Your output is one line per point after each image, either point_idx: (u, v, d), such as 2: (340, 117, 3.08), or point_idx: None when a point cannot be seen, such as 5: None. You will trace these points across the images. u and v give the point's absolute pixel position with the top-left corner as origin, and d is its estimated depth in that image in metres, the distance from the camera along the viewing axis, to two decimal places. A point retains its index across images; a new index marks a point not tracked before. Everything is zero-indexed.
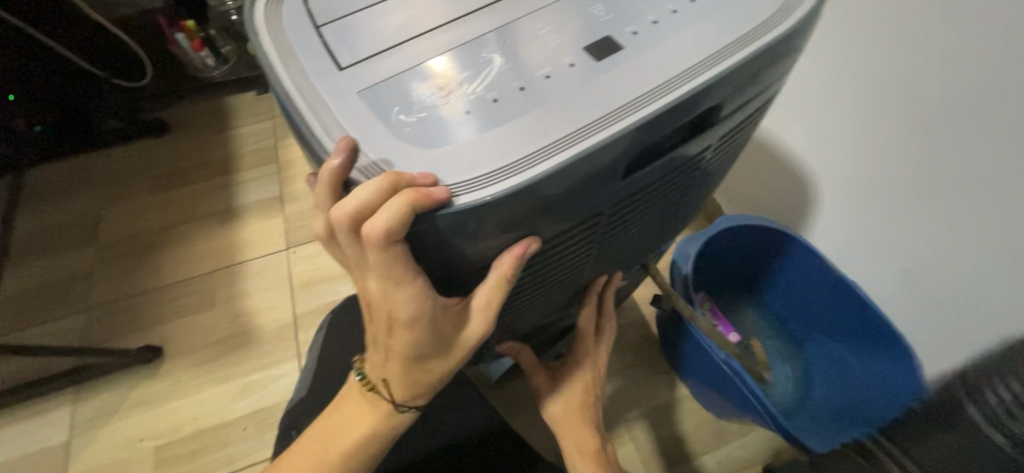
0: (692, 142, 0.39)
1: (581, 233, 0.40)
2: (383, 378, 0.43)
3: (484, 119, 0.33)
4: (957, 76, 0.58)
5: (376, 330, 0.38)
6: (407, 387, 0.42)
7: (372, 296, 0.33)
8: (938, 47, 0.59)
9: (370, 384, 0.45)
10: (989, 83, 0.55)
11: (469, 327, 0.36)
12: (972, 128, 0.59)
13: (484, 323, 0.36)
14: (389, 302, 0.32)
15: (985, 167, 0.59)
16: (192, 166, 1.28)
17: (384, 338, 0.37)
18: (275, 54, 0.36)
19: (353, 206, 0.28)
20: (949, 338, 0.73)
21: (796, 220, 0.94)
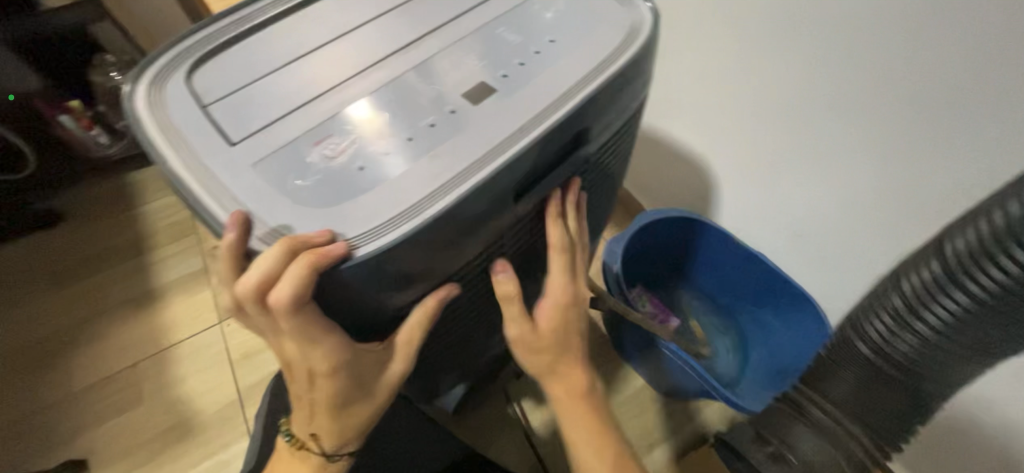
0: (575, 158, 0.44)
1: (491, 255, 0.44)
2: (312, 433, 0.44)
3: (375, 173, 0.36)
4: (803, 62, 0.69)
5: (298, 386, 0.39)
6: (337, 436, 0.44)
7: (290, 357, 0.35)
8: (786, 41, 0.69)
9: (299, 442, 0.46)
10: (825, 65, 0.67)
11: (395, 365, 0.39)
12: (822, 102, 0.70)
13: (404, 359, 0.39)
14: (308, 359, 0.34)
15: (835, 135, 0.71)
16: (97, 253, 1.18)
17: (309, 392, 0.39)
18: (159, 139, 0.36)
19: (255, 278, 0.30)
20: (841, 286, 0.85)
21: (703, 205, 1.04)
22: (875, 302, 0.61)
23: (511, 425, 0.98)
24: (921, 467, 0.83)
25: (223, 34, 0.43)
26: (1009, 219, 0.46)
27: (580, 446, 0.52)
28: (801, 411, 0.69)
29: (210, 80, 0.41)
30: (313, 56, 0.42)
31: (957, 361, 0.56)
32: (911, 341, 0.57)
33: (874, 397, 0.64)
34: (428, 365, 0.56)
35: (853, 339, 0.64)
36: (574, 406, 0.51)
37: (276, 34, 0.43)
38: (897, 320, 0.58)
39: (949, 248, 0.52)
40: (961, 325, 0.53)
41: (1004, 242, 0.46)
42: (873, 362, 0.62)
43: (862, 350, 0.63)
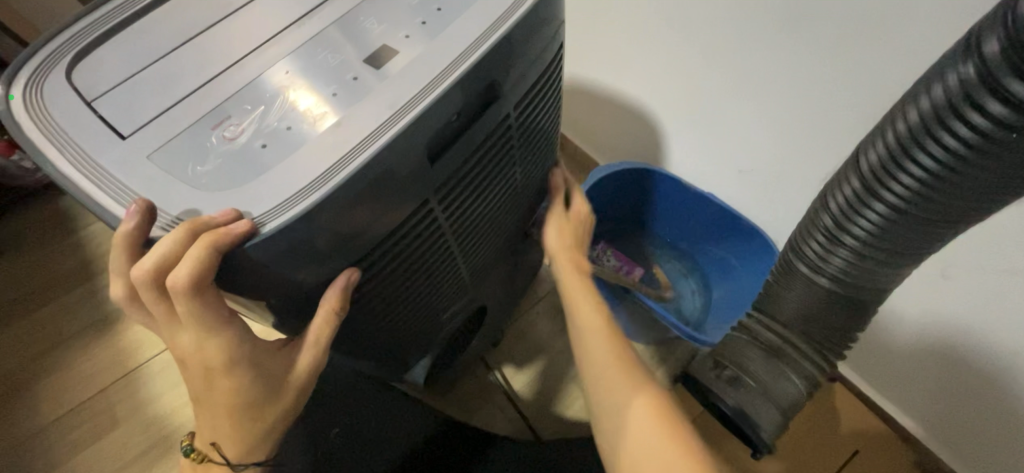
0: (489, 113, 0.44)
1: (421, 223, 0.44)
2: (213, 440, 0.44)
3: (280, 150, 0.36)
4: None
5: (196, 388, 0.40)
6: (237, 444, 0.44)
7: (183, 353, 0.37)
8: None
9: (200, 455, 0.47)
10: None
11: (301, 363, 0.41)
12: (748, 32, 0.70)
13: (315, 355, 0.41)
14: (203, 355, 0.36)
15: (764, 65, 0.72)
16: (44, 284, 1.11)
17: (206, 394, 0.39)
18: (45, 142, 0.35)
19: (150, 264, 0.32)
20: (786, 215, 0.88)
21: (655, 156, 1.05)
22: (809, 224, 0.64)
23: (492, 392, 1.00)
24: (873, 371, 0.90)
25: (104, 22, 0.40)
26: (910, 124, 0.47)
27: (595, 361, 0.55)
28: (755, 338, 0.72)
29: (93, 75, 0.38)
30: (204, 38, 0.40)
31: (882, 268, 0.59)
32: (844, 255, 0.60)
33: (816, 314, 0.68)
34: (382, 345, 0.56)
35: (796, 263, 0.67)
36: (591, 318, 0.57)
37: (161, 18, 0.41)
38: (829, 238, 0.61)
39: (863, 162, 0.54)
40: (884, 234, 0.55)
41: (907, 148, 0.48)
42: (815, 280, 0.65)
43: (803, 272, 0.66)
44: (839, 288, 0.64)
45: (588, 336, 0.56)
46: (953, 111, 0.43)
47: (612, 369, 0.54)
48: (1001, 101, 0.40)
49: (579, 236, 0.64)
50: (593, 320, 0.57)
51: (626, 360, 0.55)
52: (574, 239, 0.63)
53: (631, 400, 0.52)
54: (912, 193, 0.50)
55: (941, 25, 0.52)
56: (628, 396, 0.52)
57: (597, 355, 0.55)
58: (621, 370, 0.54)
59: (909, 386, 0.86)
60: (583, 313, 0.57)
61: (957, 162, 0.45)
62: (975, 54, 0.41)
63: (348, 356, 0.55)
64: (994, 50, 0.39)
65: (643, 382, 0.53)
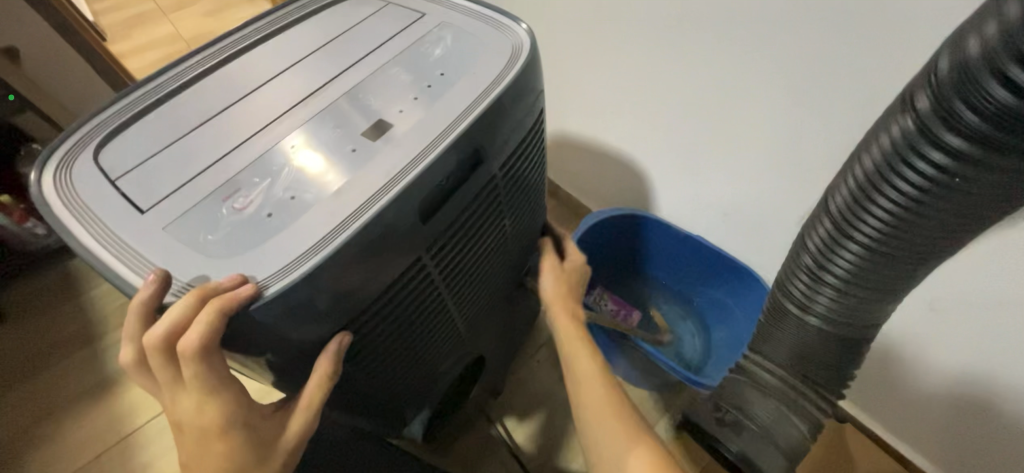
0: (476, 175, 0.47)
1: (415, 278, 0.47)
2: None
3: (284, 217, 0.39)
4: (693, 55, 0.76)
5: (189, 455, 0.40)
6: None
7: (183, 417, 0.38)
8: (676, 42, 0.77)
9: None
10: (712, 58, 0.74)
11: (292, 427, 0.42)
12: (717, 89, 0.76)
13: (305, 420, 0.42)
14: (202, 417, 0.37)
15: (736, 116, 0.77)
16: (46, 348, 1.12)
17: (199, 460, 0.39)
18: (71, 219, 0.38)
19: (164, 328, 0.34)
20: (773, 254, 0.90)
21: (644, 201, 1.09)
22: (792, 264, 0.66)
23: (494, 447, 0.98)
24: (878, 410, 0.88)
25: (133, 108, 0.45)
26: (868, 171, 0.51)
27: (597, 423, 0.55)
28: (753, 380, 0.72)
29: (118, 156, 0.42)
30: (219, 119, 0.45)
31: (866, 304, 0.61)
32: (828, 293, 0.62)
33: (809, 353, 0.68)
34: (379, 400, 0.57)
35: (784, 303, 0.69)
36: (589, 379, 0.58)
37: (182, 104, 0.46)
38: (812, 277, 0.63)
39: (832, 205, 0.57)
40: (861, 272, 0.57)
41: (868, 191, 0.51)
42: (806, 319, 0.66)
43: (792, 311, 0.68)
44: (828, 327, 0.65)
45: (586, 388, 0.58)
46: (901, 159, 0.47)
47: (613, 428, 0.54)
48: (940, 150, 0.44)
49: (575, 286, 0.66)
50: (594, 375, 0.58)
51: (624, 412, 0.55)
52: (570, 289, 0.65)
53: (626, 452, 0.52)
54: (880, 233, 0.52)
55: (884, 80, 0.58)
56: (624, 448, 0.52)
57: (597, 411, 0.56)
58: (618, 423, 0.55)
59: (915, 425, 0.84)
60: (581, 366, 0.59)
61: (913, 204, 0.48)
62: (910, 109, 0.46)
63: (344, 413, 0.56)
64: (924, 106, 0.44)
65: (638, 434, 0.54)
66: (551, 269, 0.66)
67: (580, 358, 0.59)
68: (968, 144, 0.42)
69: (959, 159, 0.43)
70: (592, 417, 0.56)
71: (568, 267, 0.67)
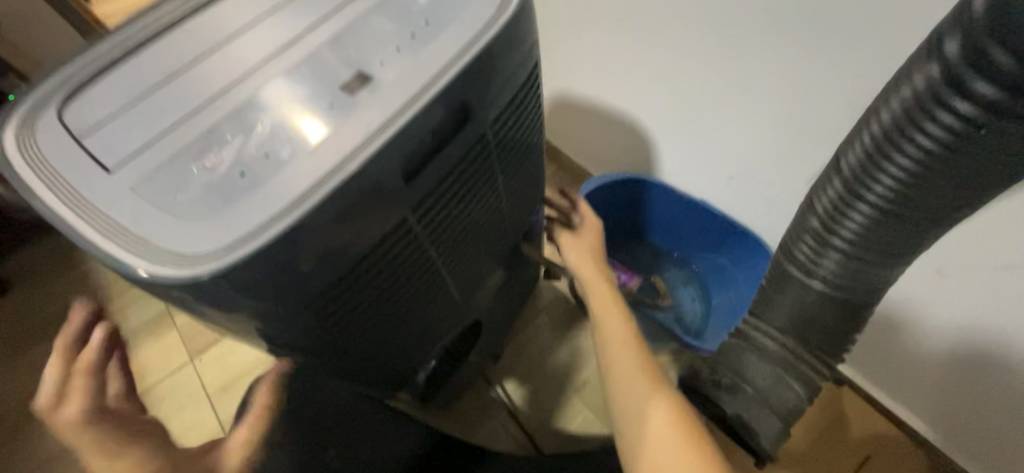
0: (463, 131, 0.44)
1: (401, 240, 0.45)
2: None
3: (258, 176, 0.37)
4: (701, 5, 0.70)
5: None
6: None
7: None
8: None
9: None
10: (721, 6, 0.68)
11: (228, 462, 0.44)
12: (726, 41, 0.71)
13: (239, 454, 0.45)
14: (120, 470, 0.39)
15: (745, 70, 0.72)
16: (52, 314, 1.13)
17: None
18: (35, 179, 0.36)
19: (52, 387, 0.39)
20: (778, 218, 0.88)
21: (646, 164, 1.05)
22: (797, 227, 0.64)
23: (493, 408, 1.00)
24: (878, 374, 0.88)
25: (93, 61, 0.42)
26: (886, 126, 0.47)
27: (621, 376, 0.58)
28: (751, 344, 0.71)
29: (82, 113, 0.40)
30: (188, 72, 0.42)
31: (875, 268, 0.59)
32: (834, 257, 0.60)
33: (810, 318, 0.67)
34: (374, 362, 0.57)
35: (786, 266, 0.67)
36: (617, 337, 0.60)
37: (147, 55, 0.42)
38: (818, 240, 0.61)
39: (843, 164, 0.54)
40: (870, 234, 0.55)
41: (884, 148, 0.48)
42: (809, 283, 0.65)
43: (795, 274, 0.66)
44: (833, 290, 0.63)
45: (612, 340, 0.60)
46: (923, 111, 0.43)
47: (638, 380, 0.56)
48: (966, 100, 0.40)
49: (596, 250, 0.68)
50: (620, 331, 0.61)
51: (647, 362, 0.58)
52: (588, 249, 0.67)
53: (648, 399, 0.55)
54: (895, 193, 0.50)
55: (906, 26, 0.53)
56: (645, 393, 0.55)
57: (622, 364, 0.58)
58: (639, 368, 0.57)
59: (914, 388, 0.84)
60: (609, 323, 0.61)
61: (933, 161, 0.45)
62: (937, 56, 0.42)
63: (338, 375, 0.56)
64: (953, 52, 0.40)
65: (658, 380, 0.56)
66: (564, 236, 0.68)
67: (608, 317, 0.62)
68: (999, 93, 0.38)
69: (988, 109, 0.40)
70: (617, 370, 0.58)
71: (582, 231, 0.68)
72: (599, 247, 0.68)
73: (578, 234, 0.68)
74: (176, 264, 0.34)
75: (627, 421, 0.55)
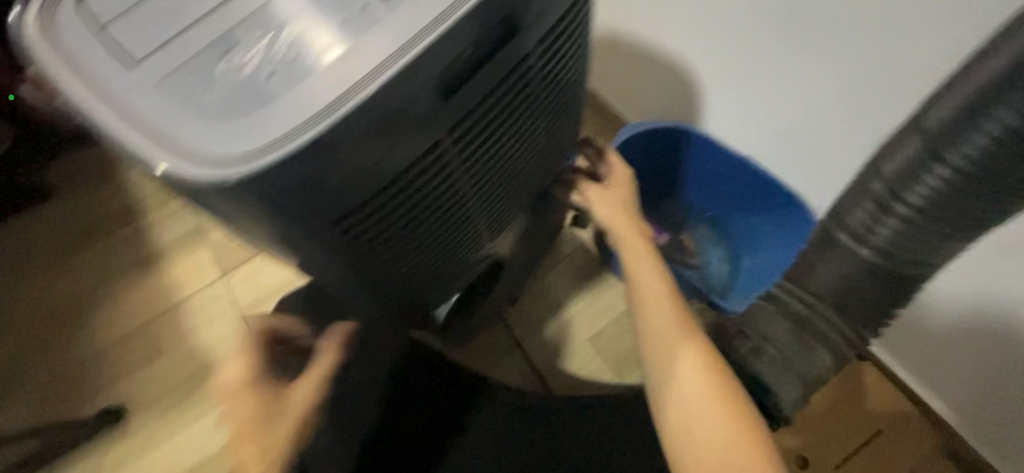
0: (507, 48, 0.40)
1: (434, 165, 0.43)
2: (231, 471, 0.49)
3: (286, 79, 0.34)
4: None
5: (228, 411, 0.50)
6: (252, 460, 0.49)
7: None
8: None
9: None
10: None
11: (298, 395, 0.52)
12: None
13: (306, 390, 0.52)
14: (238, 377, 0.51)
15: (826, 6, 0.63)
16: (91, 223, 1.18)
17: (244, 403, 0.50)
18: (59, 66, 0.34)
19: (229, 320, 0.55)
20: (828, 182, 0.81)
21: (690, 114, 0.98)
22: (856, 190, 0.59)
23: (508, 348, 1.02)
24: (904, 352, 0.86)
25: None
26: (940, 123, 0.49)
27: (652, 330, 0.57)
28: (783, 309, 0.68)
29: None
30: None
31: (934, 240, 0.56)
32: (894, 223, 0.56)
33: (853, 287, 0.63)
34: (398, 289, 0.57)
35: (835, 231, 0.62)
36: (651, 290, 0.59)
37: None
38: (879, 206, 0.56)
39: (926, 123, 0.51)
40: (940, 203, 0.52)
41: (982, 104, 0.46)
42: (857, 250, 0.61)
43: (843, 240, 0.62)
44: (883, 259, 0.59)
45: (645, 293, 0.59)
46: (983, 107, 0.46)
47: (669, 335, 0.56)
48: None
49: (625, 199, 0.65)
50: (654, 285, 0.59)
51: (681, 315, 0.57)
52: (617, 197, 0.64)
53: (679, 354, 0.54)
54: (945, 186, 0.51)
55: None
56: (676, 348, 0.55)
57: (654, 318, 0.57)
58: (672, 323, 0.56)
59: (941, 369, 0.82)
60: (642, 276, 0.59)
61: (989, 155, 0.47)
62: (986, 64, 0.46)
63: (360, 298, 0.56)
64: (1007, 60, 0.44)
65: (691, 336, 0.55)
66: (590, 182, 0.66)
67: (642, 269, 0.60)
68: None
69: None
70: (648, 324, 0.57)
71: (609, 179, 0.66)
72: (629, 197, 0.65)
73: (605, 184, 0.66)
74: (208, 167, 0.33)
75: (656, 373, 0.55)
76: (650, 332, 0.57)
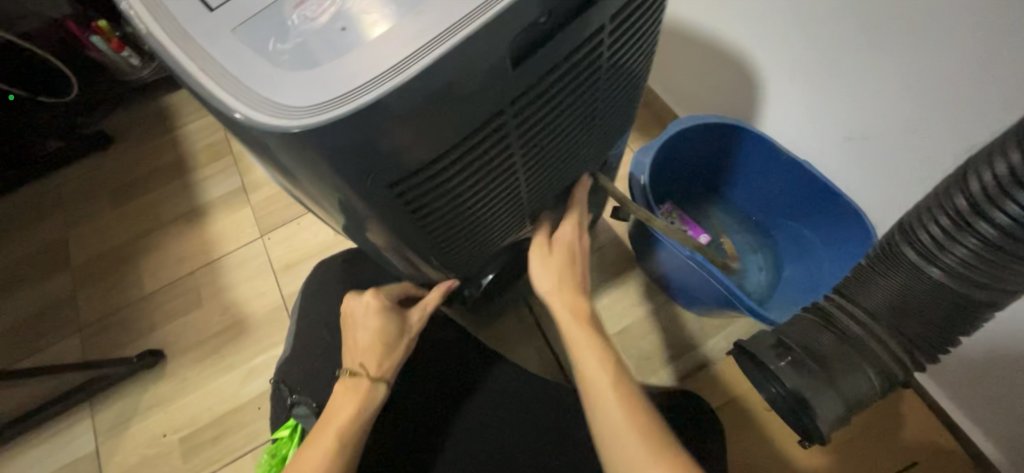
0: (580, 20, 0.38)
1: (490, 138, 0.42)
2: (357, 368, 0.63)
3: (356, 34, 0.34)
4: None
5: (362, 326, 0.64)
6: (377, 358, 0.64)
7: None
8: None
9: (349, 373, 0.64)
10: None
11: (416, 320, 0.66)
12: None
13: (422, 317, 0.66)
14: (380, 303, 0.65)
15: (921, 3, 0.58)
16: (146, 174, 1.24)
17: (379, 320, 0.64)
18: (142, 6, 0.35)
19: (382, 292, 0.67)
20: (893, 195, 0.76)
21: (747, 112, 0.93)
22: (933, 204, 0.55)
23: (533, 335, 1.01)
24: (956, 382, 0.80)
25: None
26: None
27: (614, 437, 0.55)
28: (831, 323, 0.65)
29: None
30: None
31: (1015, 268, 0.50)
32: (972, 244, 0.51)
33: (913, 307, 0.59)
34: (439, 263, 0.57)
35: (902, 246, 0.59)
36: (604, 387, 0.57)
37: None
38: (958, 222, 0.52)
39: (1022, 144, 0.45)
40: None
41: None
42: (925, 270, 0.56)
43: (910, 257, 0.58)
44: (953, 283, 0.55)
45: (600, 404, 0.57)
46: None
47: (632, 444, 0.53)
48: None
49: (572, 273, 0.62)
50: (605, 382, 0.58)
51: (643, 427, 0.55)
52: (563, 272, 0.62)
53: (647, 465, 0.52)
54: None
55: None
56: (641, 460, 0.53)
57: (614, 424, 0.55)
58: (632, 429, 0.54)
59: (994, 406, 0.76)
60: (592, 373, 0.58)
61: None
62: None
63: (402, 266, 0.57)
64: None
65: (655, 445, 0.53)
66: (539, 252, 0.62)
67: (593, 364, 0.59)
68: None
69: None
70: (607, 428, 0.56)
71: (556, 248, 0.62)
72: (579, 270, 0.63)
73: (551, 250, 0.62)
74: (273, 114, 0.32)
75: None
76: (614, 452, 0.54)
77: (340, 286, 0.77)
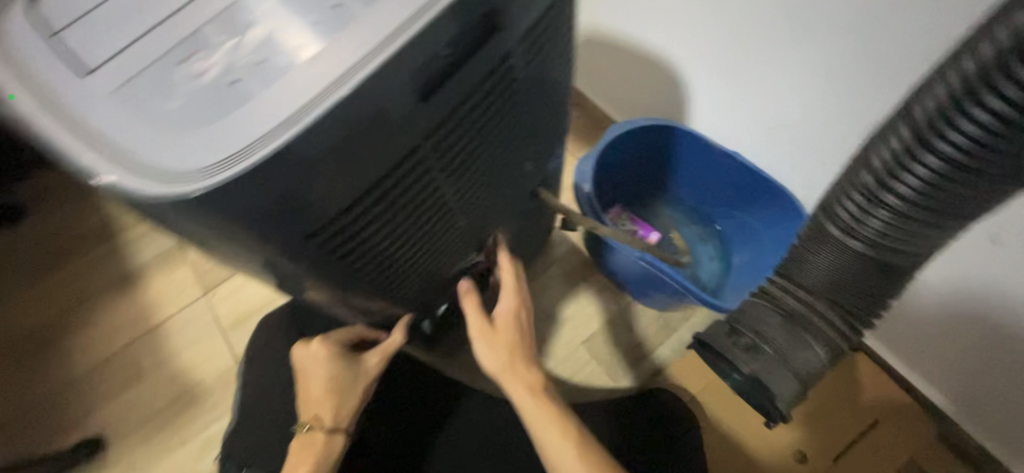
0: (486, 49, 0.38)
1: (412, 171, 0.41)
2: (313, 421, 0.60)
3: (250, 87, 0.32)
4: None
5: (314, 378, 0.61)
6: (334, 409, 0.61)
7: None
8: None
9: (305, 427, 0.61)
10: None
11: (375, 364, 0.63)
12: None
13: (381, 361, 0.63)
14: (332, 352, 0.61)
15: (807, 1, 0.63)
16: (65, 244, 1.13)
17: (332, 371, 0.61)
18: (6, 78, 0.32)
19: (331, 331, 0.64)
20: (814, 174, 0.82)
21: (676, 110, 0.98)
22: (843, 184, 0.58)
23: None
24: (898, 339, 0.86)
25: None
26: (914, 126, 0.48)
27: None
28: (775, 303, 0.68)
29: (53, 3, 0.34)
30: None
31: (924, 230, 0.54)
32: (882, 216, 0.55)
33: (846, 279, 0.63)
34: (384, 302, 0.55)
35: (825, 224, 0.62)
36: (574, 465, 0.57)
37: None
38: (868, 197, 0.55)
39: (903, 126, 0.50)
40: (928, 195, 0.51)
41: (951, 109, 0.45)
42: (848, 243, 0.60)
43: (833, 233, 0.61)
44: (874, 251, 0.59)
45: None
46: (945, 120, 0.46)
47: None
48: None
49: (519, 346, 0.63)
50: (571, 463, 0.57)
51: None
52: (513, 347, 0.63)
53: None
54: (927, 186, 0.50)
55: None
56: None
57: None
58: None
59: (931, 356, 0.82)
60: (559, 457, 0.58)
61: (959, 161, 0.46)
62: (953, 71, 0.44)
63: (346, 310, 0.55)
64: (972, 69, 0.43)
65: None
66: (482, 335, 0.63)
67: (559, 445, 0.58)
68: None
69: None
70: None
71: (500, 323, 0.64)
72: (527, 340, 0.65)
73: (494, 327, 0.63)
74: (166, 183, 0.30)
75: None
76: None
77: (290, 338, 0.73)
